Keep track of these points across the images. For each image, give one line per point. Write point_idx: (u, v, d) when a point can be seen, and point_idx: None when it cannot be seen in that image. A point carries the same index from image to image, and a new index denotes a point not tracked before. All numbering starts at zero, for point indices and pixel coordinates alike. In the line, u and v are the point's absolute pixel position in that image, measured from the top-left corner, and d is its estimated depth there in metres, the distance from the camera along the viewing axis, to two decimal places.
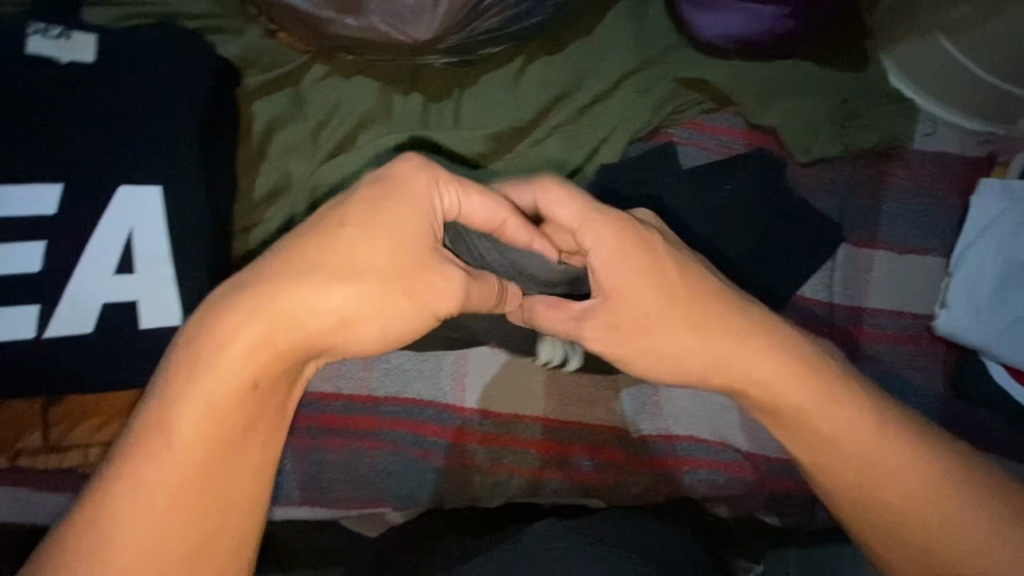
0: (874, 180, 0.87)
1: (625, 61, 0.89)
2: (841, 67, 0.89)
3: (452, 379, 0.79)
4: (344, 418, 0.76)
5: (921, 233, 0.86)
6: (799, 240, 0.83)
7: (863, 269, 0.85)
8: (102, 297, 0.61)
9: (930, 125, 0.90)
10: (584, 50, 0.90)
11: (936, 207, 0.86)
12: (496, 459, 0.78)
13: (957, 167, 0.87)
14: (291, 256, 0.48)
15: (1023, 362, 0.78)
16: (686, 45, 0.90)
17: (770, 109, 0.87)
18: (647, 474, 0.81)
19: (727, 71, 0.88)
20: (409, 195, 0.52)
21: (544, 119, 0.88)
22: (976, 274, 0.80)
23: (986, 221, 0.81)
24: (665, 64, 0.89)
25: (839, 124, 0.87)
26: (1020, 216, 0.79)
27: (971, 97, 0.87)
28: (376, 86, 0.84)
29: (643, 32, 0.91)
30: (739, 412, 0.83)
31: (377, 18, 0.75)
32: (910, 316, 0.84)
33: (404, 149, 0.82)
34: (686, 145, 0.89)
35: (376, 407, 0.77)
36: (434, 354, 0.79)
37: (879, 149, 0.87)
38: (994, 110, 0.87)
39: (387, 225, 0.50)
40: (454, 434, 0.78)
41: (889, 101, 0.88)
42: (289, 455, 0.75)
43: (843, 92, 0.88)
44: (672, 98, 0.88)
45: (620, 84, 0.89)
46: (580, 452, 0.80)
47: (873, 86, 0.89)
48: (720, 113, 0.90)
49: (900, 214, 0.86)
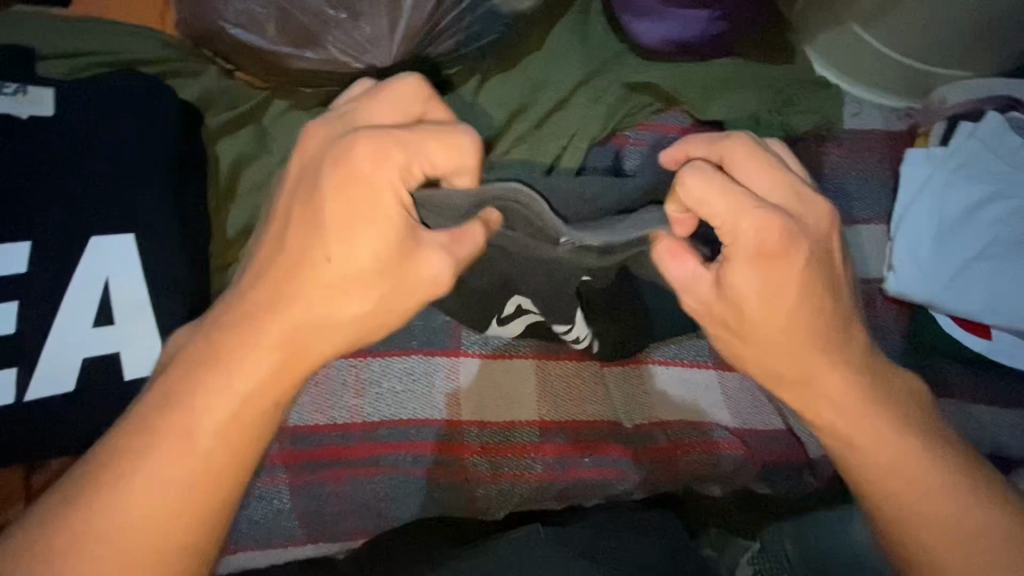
0: (815, 160, 0.94)
1: (576, 71, 0.94)
2: (772, 61, 0.97)
3: (447, 394, 0.79)
4: (342, 448, 0.75)
5: (862, 205, 0.93)
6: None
7: None
8: (82, 354, 0.59)
9: (855, 106, 0.98)
10: (536, 64, 0.94)
11: (872, 180, 0.94)
12: (500, 466, 0.79)
13: (884, 141, 0.96)
14: (288, 261, 0.52)
15: (966, 311, 0.85)
16: (630, 53, 0.96)
17: (713, 105, 0.94)
18: (646, 462, 0.83)
19: (671, 72, 0.94)
20: (376, 186, 0.50)
21: (504, 134, 0.91)
22: (918, 236, 0.87)
23: (917, 187, 0.88)
24: (613, 71, 0.94)
25: (777, 112, 0.94)
26: (947, 179, 0.87)
27: (889, 77, 0.95)
28: (339, 116, 0.85)
29: (588, 44, 0.96)
30: (723, 390, 0.87)
31: (336, 49, 0.76)
32: (862, 282, 0.92)
33: None
34: (642, 145, 0.94)
35: (371, 433, 0.76)
36: (426, 373, 0.79)
37: (816, 131, 0.94)
38: (909, 87, 0.96)
39: (364, 234, 0.51)
40: (455, 449, 0.78)
41: (819, 87, 0.96)
42: (288, 494, 0.74)
43: (778, 82, 0.95)
44: (623, 103, 0.93)
45: (574, 93, 0.93)
46: (578, 450, 0.82)
47: (803, 75, 0.96)
48: (669, 112, 0.95)
49: (841, 190, 0.93)
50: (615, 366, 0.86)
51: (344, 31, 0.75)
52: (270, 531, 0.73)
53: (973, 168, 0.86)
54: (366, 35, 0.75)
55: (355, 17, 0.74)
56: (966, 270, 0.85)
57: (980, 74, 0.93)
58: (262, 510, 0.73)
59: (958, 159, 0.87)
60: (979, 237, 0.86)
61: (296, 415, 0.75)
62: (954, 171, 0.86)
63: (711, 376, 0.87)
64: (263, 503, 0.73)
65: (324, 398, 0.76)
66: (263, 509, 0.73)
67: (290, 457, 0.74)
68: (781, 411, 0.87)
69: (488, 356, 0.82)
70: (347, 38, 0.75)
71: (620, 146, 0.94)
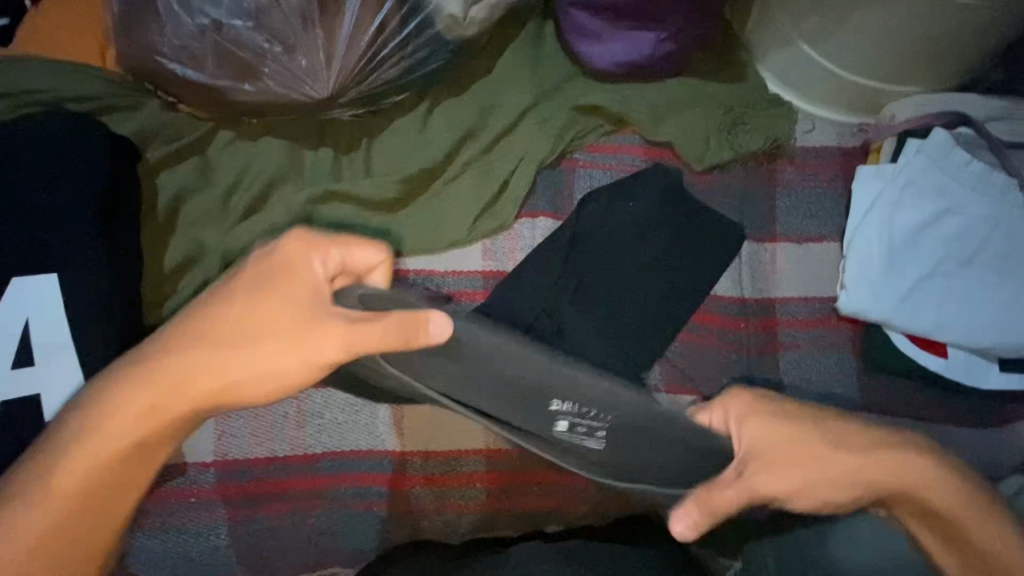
0: (767, 179, 0.94)
1: (525, 95, 0.93)
2: (722, 81, 0.97)
3: (389, 424, 0.79)
4: (281, 482, 0.75)
5: (816, 223, 0.92)
6: (704, 246, 0.89)
7: (769, 263, 0.91)
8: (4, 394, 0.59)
9: (809, 122, 0.98)
10: (485, 88, 0.94)
11: (826, 197, 0.93)
12: (442, 495, 0.79)
13: (837, 157, 0.96)
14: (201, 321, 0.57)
15: (920, 330, 0.84)
16: (580, 75, 0.96)
17: (663, 126, 0.93)
18: (594, 489, 0.82)
19: (619, 94, 0.94)
20: (299, 273, 0.58)
21: (453, 159, 0.91)
22: (868, 254, 0.87)
23: (867, 205, 0.88)
24: (562, 94, 0.94)
25: (728, 132, 0.93)
26: (896, 198, 0.86)
27: (841, 94, 0.95)
28: (284, 145, 0.85)
29: (538, 66, 0.96)
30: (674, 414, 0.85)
31: (273, 81, 0.76)
32: (818, 301, 0.91)
33: (317, 203, 0.84)
34: (592, 165, 0.93)
35: (313, 466, 0.76)
36: (369, 403, 0.78)
37: (768, 149, 0.94)
38: (861, 103, 0.95)
39: (265, 305, 0.56)
40: (397, 480, 0.78)
41: (771, 105, 0.95)
42: (226, 529, 0.73)
43: (728, 102, 0.95)
44: (573, 125, 0.93)
45: (523, 116, 0.93)
46: (528, 479, 0.81)
47: (755, 94, 0.96)
48: (619, 133, 0.95)
49: (794, 208, 0.93)
50: None
51: (280, 63, 0.75)
52: (209, 566, 0.72)
53: (921, 187, 0.86)
54: (301, 67, 0.76)
55: (289, 50, 0.75)
56: (919, 288, 0.85)
57: (932, 89, 0.92)
58: (197, 547, 0.72)
59: (906, 177, 0.86)
60: (930, 255, 0.85)
61: (236, 448, 0.75)
62: (902, 189, 0.86)
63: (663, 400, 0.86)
64: (201, 539, 0.73)
65: (263, 431, 0.76)
66: (201, 545, 0.72)
67: (226, 491, 0.73)
68: None
69: None
70: (283, 70, 0.76)
71: (570, 168, 0.93)
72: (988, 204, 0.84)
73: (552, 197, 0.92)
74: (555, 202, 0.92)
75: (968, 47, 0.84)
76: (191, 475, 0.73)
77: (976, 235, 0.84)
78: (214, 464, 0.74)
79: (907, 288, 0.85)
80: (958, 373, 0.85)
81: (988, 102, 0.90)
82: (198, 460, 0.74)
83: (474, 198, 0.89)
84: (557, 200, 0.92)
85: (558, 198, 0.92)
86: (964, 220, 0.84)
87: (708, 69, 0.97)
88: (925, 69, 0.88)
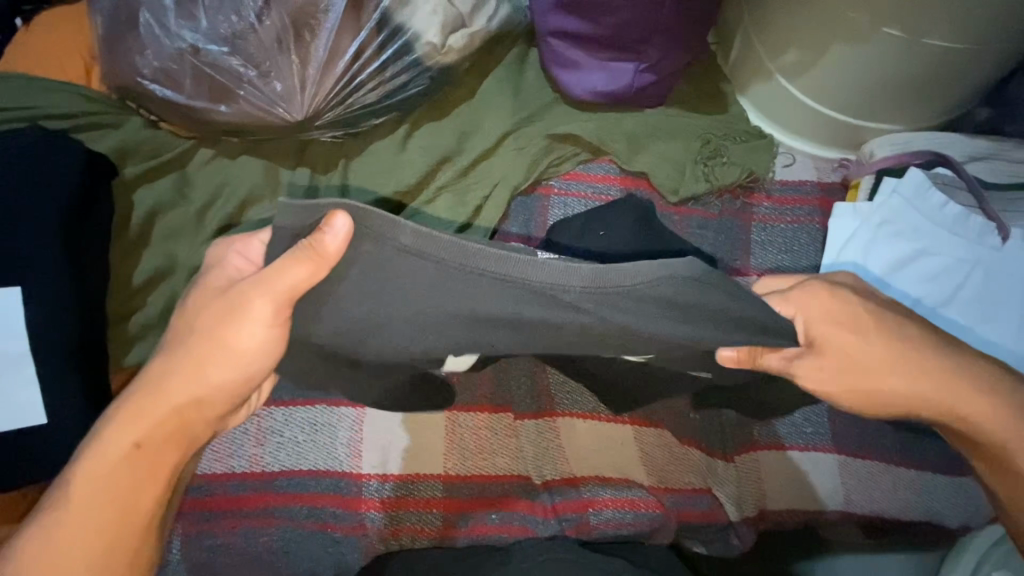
0: (743, 213, 0.94)
1: (503, 121, 0.94)
2: (702, 113, 0.97)
3: (348, 445, 0.79)
4: (236, 499, 0.76)
5: (790, 257, 0.91)
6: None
7: None
8: None
9: (788, 156, 0.98)
10: (464, 114, 0.95)
11: (802, 232, 0.92)
12: (397, 516, 0.78)
13: (816, 192, 0.95)
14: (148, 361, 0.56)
15: None
16: (559, 103, 0.97)
17: (639, 157, 0.94)
18: (552, 518, 0.80)
19: (596, 124, 0.94)
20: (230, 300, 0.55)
21: (428, 182, 0.92)
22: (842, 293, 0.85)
23: (841, 240, 0.87)
24: (539, 122, 0.95)
25: (704, 163, 0.93)
26: (869, 236, 0.85)
27: (819, 130, 0.95)
28: (261, 164, 0.87)
29: (518, 93, 0.97)
30: (638, 447, 0.85)
31: (249, 103, 0.78)
32: None
33: None
34: (567, 194, 0.94)
35: (269, 485, 0.76)
36: (328, 422, 0.79)
37: (744, 182, 0.93)
38: (840, 138, 0.95)
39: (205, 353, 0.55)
40: (353, 501, 0.78)
41: (749, 139, 0.95)
42: (180, 544, 0.74)
43: (706, 134, 0.95)
44: (548, 153, 0.94)
45: (500, 143, 0.94)
46: (484, 506, 0.80)
47: (734, 127, 0.96)
48: (597, 161, 0.96)
49: (769, 242, 0.92)
50: (528, 418, 0.85)
51: (256, 86, 0.78)
52: None
53: (897, 226, 0.85)
54: (276, 92, 0.78)
55: (266, 75, 0.77)
56: None
57: (911, 127, 0.91)
58: None
59: (882, 216, 0.85)
60: (906, 295, 0.83)
61: (195, 464, 0.76)
62: (876, 227, 0.85)
63: (626, 431, 0.85)
64: None
65: (225, 448, 0.77)
66: None
67: (183, 506, 0.75)
68: (700, 470, 0.84)
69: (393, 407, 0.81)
70: (259, 93, 0.78)
71: (544, 195, 0.94)
72: (965, 246, 0.83)
73: (526, 224, 0.93)
74: (528, 229, 0.93)
75: (944, 89, 0.83)
76: None
77: (950, 276, 0.83)
78: None
79: None
80: None
81: (968, 142, 0.89)
82: None
83: (448, 221, 0.90)
84: (530, 227, 0.93)
85: (531, 225, 0.93)
86: (938, 262, 0.83)
87: (687, 100, 0.98)
88: (903, 108, 0.87)
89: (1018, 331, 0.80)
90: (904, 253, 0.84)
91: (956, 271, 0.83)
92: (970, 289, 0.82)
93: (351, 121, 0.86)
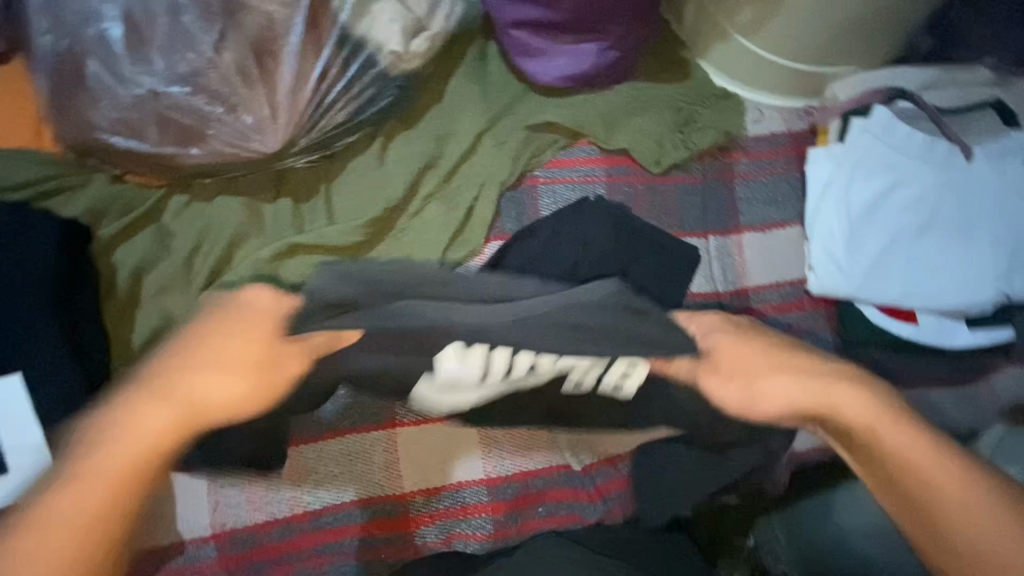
0: (724, 173, 0.96)
1: (478, 120, 0.93)
2: (669, 82, 0.98)
3: (385, 469, 0.78)
4: (279, 544, 0.75)
5: (776, 209, 0.96)
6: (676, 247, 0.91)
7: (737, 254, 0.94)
8: None
9: (757, 112, 1.00)
10: (438, 118, 0.93)
11: (783, 183, 0.97)
12: (450, 522, 0.80)
13: (788, 143, 0.99)
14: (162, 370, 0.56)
15: (889, 300, 0.87)
16: (529, 94, 0.96)
17: (616, 135, 0.95)
18: (597, 499, 0.84)
19: (569, 109, 0.95)
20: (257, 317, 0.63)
21: (415, 193, 0.90)
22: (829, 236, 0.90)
23: (822, 185, 0.91)
24: (514, 115, 0.94)
25: (680, 131, 0.95)
26: (847, 177, 0.89)
27: (782, 81, 0.98)
28: (242, 201, 0.84)
29: (488, 89, 0.96)
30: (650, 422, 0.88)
31: (220, 139, 0.75)
32: (788, 285, 0.94)
33: (283, 256, 0.83)
34: (554, 181, 0.95)
35: (314, 524, 0.75)
36: (363, 450, 0.78)
37: (720, 143, 0.96)
38: (803, 86, 0.98)
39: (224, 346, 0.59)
40: (401, 521, 0.78)
41: (717, 100, 0.98)
42: None
43: (677, 102, 0.96)
44: (528, 144, 0.94)
45: (479, 142, 0.93)
46: (531, 501, 0.82)
47: (701, 91, 0.98)
48: (576, 145, 0.96)
49: (754, 197, 0.96)
50: None
51: (225, 122, 0.75)
52: None
53: (872, 164, 0.88)
54: (247, 124, 0.75)
55: (232, 108, 0.74)
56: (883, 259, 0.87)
57: (866, 66, 0.95)
58: None
59: (855, 155, 0.89)
60: (888, 225, 0.88)
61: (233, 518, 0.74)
62: (852, 168, 0.89)
63: None
64: None
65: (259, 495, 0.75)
66: None
67: (228, 562, 0.74)
68: None
69: (426, 422, 0.79)
70: (229, 129, 0.75)
71: (532, 186, 0.94)
72: (937, 173, 0.87)
73: (518, 218, 0.93)
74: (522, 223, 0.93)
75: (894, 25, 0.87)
76: (191, 551, 0.73)
77: (929, 203, 0.87)
78: (213, 536, 0.74)
79: (871, 260, 0.88)
80: (930, 335, 0.89)
81: (920, 73, 0.94)
82: (195, 536, 0.73)
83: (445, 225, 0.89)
84: (523, 221, 0.93)
85: (524, 218, 0.93)
86: (915, 191, 0.87)
87: (652, 72, 0.99)
88: (858, 49, 0.91)
89: (993, 244, 0.86)
90: (883, 187, 0.88)
91: (934, 197, 0.87)
92: (948, 213, 0.87)
93: (326, 143, 0.84)
